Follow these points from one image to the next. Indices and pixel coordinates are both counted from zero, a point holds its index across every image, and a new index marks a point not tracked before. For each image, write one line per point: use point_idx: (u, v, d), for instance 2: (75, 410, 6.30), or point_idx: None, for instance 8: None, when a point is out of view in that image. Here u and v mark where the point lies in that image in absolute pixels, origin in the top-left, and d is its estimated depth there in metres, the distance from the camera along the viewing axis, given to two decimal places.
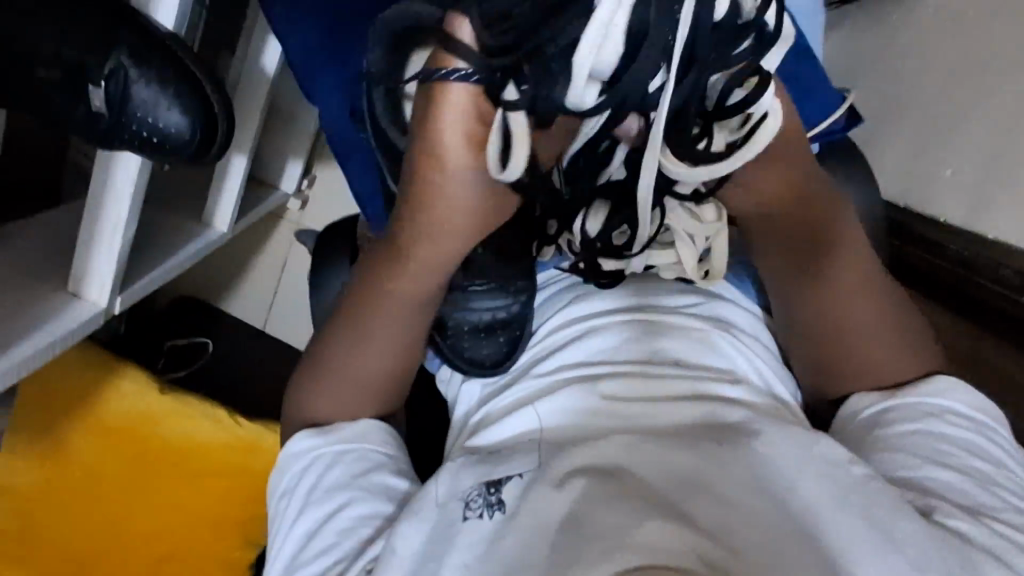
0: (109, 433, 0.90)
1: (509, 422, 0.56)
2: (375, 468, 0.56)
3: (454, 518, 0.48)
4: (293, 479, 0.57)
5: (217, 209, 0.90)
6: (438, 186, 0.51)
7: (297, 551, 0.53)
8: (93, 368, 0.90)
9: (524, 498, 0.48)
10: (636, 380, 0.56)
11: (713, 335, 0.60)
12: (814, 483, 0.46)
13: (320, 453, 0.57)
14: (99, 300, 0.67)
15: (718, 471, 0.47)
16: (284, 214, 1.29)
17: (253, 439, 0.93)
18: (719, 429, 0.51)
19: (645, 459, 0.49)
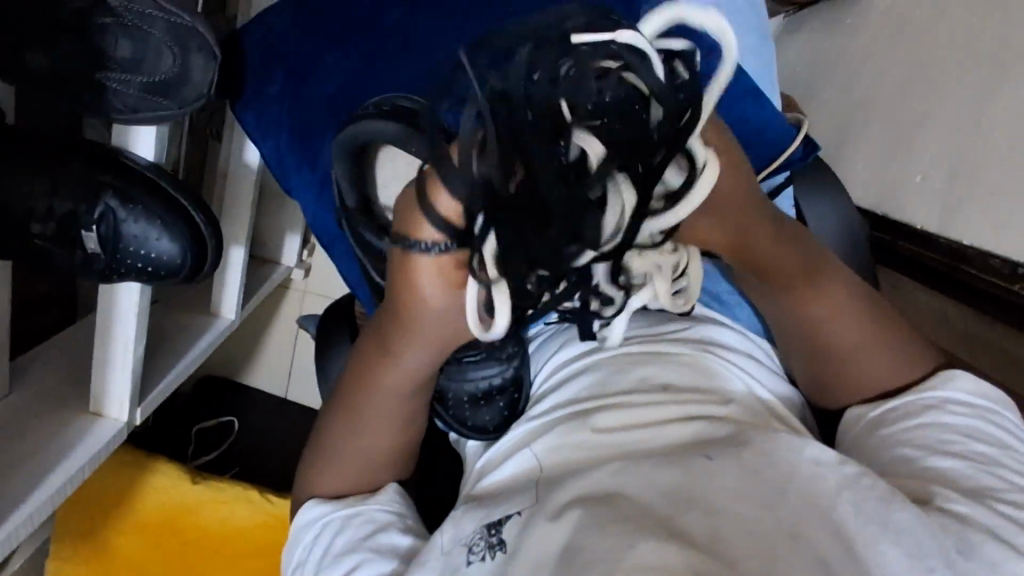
0: (149, 527, 0.94)
1: (510, 465, 0.59)
2: (381, 529, 0.59)
3: (459, 564, 0.51)
4: (308, 550, 0.61)
5: (222, 299, 0.96)
6: (419, 317, 0.50)
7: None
8: (127, 466, 0.94)
9: (521, 537, 0.50)
10: (626, 412, 0.58)
11: (698, 357, 0.63)
12: (806, 484, 0.48)
13: (328, 520, 0.61)
14: (119, 416, 0.72)
15: (705, 483, 0.49)
16: (289, 284, 1.36)
17: (285, 516, 0.97)
18: (706, 443, 0.54)
19: (638, 480, 0.51)
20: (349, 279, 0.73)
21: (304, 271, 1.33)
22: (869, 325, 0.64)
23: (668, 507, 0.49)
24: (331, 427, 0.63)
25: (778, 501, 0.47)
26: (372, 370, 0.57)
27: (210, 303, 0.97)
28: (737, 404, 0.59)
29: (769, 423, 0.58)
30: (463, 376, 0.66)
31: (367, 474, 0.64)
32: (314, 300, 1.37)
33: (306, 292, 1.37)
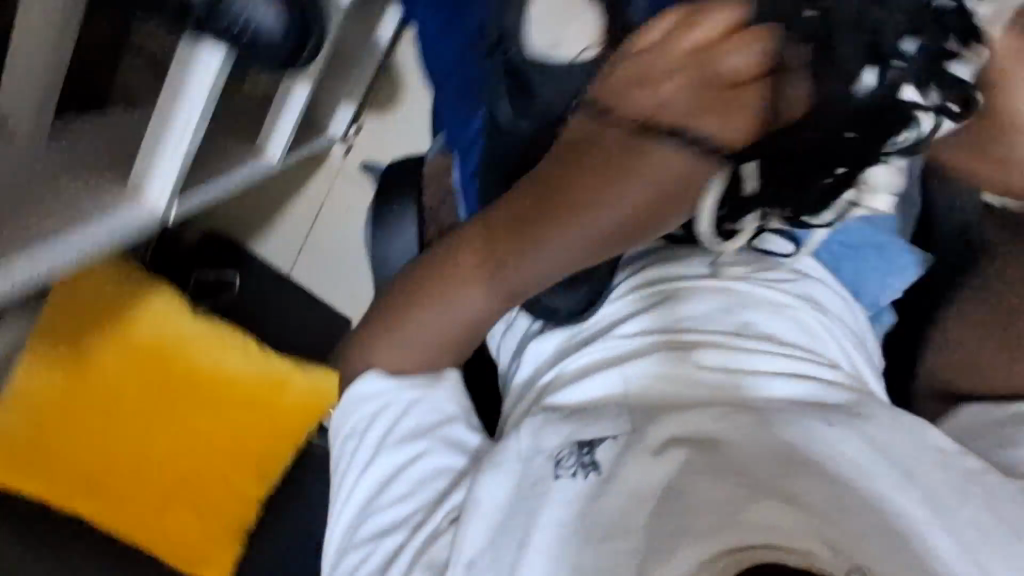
0: (135, 351, 0.89)
1: (594, 381, 0.60)
2: (445, 423, 0.64)
3: (547, 475, 0.52)
4: (366, 418, 0.65)
5: (272, 136, 0.88)
6: (641, 153, 0.52)
7: (373, 491, 0.61)
8: (126, 281, 0.90)
9: (619, 463, 0.51)
10: (729, 351, 0.60)
11: (801, 314, 0.64)
12: (904, 471, 0.49)
13: (391, 400, 0.65)
14: (157, 200, 0.75)
15: (820, 453, 0.50)
16: (325, 158, 1.23)
17: (279, 373, 0.91)
18: (817, 407, 0.55)
19: (743, 433, 0.52)
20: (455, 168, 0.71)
21: (345, 147, 1.21)
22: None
23: (787, 469, 0.48)
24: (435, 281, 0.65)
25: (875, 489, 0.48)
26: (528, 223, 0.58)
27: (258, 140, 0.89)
28: (835, 370, 0.60)
29: (862, 407, 0.55)
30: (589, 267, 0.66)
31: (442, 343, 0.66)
32: (344, 185, 1.25)
33: (340, 173, 1.24)
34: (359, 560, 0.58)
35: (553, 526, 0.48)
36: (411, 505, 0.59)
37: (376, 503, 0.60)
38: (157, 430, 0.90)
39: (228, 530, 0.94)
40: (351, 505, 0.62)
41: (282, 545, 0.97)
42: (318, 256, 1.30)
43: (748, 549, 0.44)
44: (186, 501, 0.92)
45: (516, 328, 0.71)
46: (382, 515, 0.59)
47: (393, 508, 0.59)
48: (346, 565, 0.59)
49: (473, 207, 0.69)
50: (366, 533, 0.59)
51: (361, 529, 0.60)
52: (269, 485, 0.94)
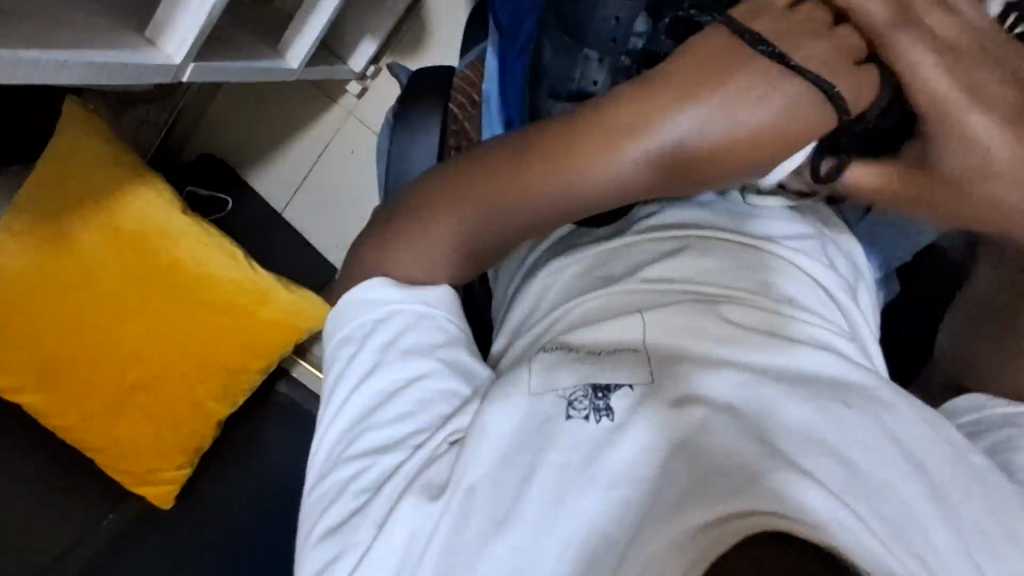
0: (120, 241, 0.86)
1: (607, 325, 0.51)
2: (452, 343, 0.55)
3: (557, 415, 0.46)
4: (366, 327, 0.55)
5: (293, 43, 0.85)
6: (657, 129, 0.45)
7: (366, 408, 0.53)
8: (116, 166, 0.88)
9: (635, 413, 0.45)
10: (765, 314, 0.50)
11: (834, 293, 0.54)
12: (941, 466, 0.43)
13: (399, 308, 0.55)
14: (173, 54, 0.62)
15: (844, 433, 0.42)
16: (338, 97, 1.19)
17: (263, 287, 0.89)
18: (829, 384, 0.46)
19: (765, 404, 0.44)
20: (490, 75, 0.67)
21: (361, 87, 1.16)
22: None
23: (801, 448, 0.41)
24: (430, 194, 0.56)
25: (884, 483, 0.40)
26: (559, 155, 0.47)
27: (280, 43, 0.86)
28: (854, 344, 0.51)
29: (879, 392, 0.46)
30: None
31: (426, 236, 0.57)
32: (352, 127, 1.20)
33: (350, 116, 1.19)
34: (349, 475, 0.51)
35: (555, 461, 0.44)
36: (411, 426, 0.51)
37: (372, 418, 0.52)
38: (125, 328, 0.86)
39: (188, 448, 0.91)
40: (344, 416, 0.53)
41: (265, 467, 1.02)
42: (314, 195, 1.25)
43: (759, 517, 0.36)
44: (146, 411, 0.89)
45: (515, 278, 0.64)
46: (380, 431, 0.51)
47: (387, 427, 0.51)
48: (336, 479, 0.51)
49: (499, 123, 0.67)
50: (357, 449, 0.51)
51: (352, 446, 0.52)
52: (231, 407, 0.91)
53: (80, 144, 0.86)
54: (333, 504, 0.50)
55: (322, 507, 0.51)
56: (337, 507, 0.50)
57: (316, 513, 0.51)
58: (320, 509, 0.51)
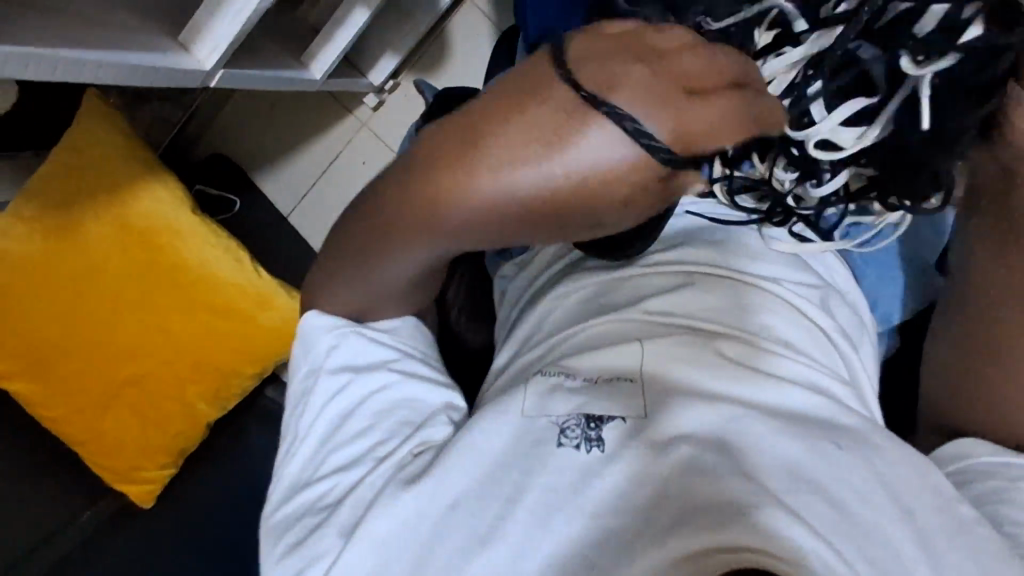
0: (125, 235, 0.86)
1: (602, 353, 0.50)
2: (405, 357, 0.56)
3: (549, 439, 0.45)
4: (321, 356, 0.55)
5: (318, 54, 0.87)
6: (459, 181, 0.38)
7: (330, 427, 0.53)
8: (130, 161, 0.88)
9: (627, 444, 0.44)
10: (754, 351, 0.48)
11: (834, 336, 0.53)
12: (925, 510, 0.42)
13: (348, 332, 0.55)
14: (205, 61, 0.63)
15: (830, 472, 0.41)
16: (353, 109, 1.20)
17: (265, 292, 0.89)
18: (821, 426, 0.44)
19: (755, 442, 0.42)
20: None
21: (378, 100, 1.18)
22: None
23: (789, 487, 0.40)
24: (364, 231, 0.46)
25: (876, 530, 0.39)
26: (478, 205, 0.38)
27: (305, 53, 0.87)
28: (849, 390, 0.49)
29: (872, 437, 0.45)
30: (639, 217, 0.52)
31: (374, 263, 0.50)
32: (365, 139, 1.21)
33: (364, 128, 1.20)
34: (313, 498, 0.50)
35: (546, 484, 0.43)
36: (371, 440, 0.51)
37: (338, 439, 0.52)
38: (120, 323, 0.86)
39: (172, 449, 0.90)
40: (308, 437, 0.53)
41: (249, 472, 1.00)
42: (321, 203, 1.25)
43: (738, 552, 0.36)
44: (134, 407, 0.88)
45: (521, 300, 0.63)
46: (342, 450, 0.51)
47: (349, 445, 0.51)
48: (302, 500, 0.51)
49: None
50: (323, 470, 0.51)
51: (318, 470, 0.52)
52: (220, 410, 0.90)
53: (97, 135, 0.87)
54: (300, 521, 0.50)
55: (287, 530, 0.50)
56: (306, 522, 0.50)
57: (280, 534, 0.51)
58: (285, 531, 0.50)
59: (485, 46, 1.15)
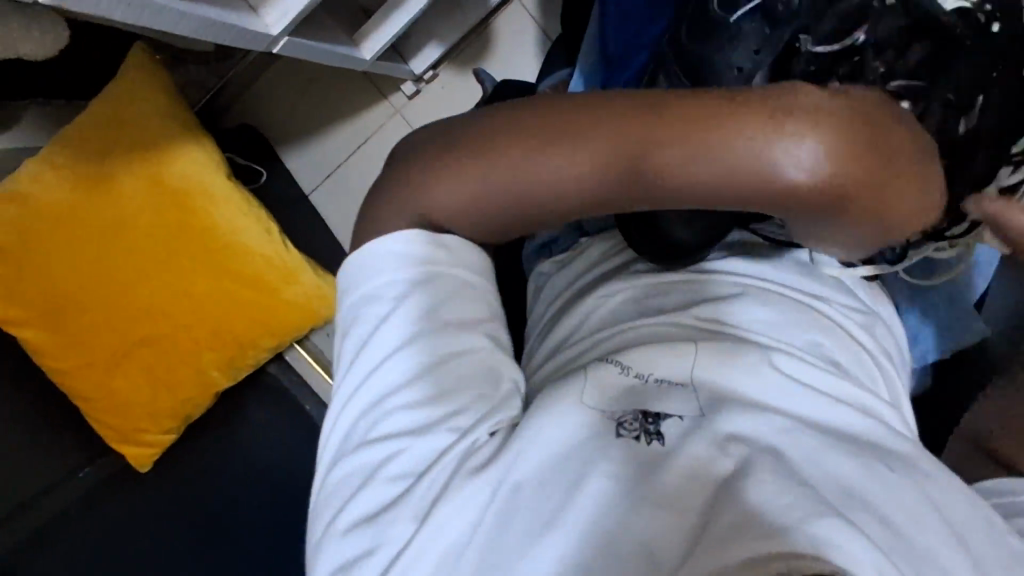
0: (156, 193, 0.85)
1: (659, 350, 0.49)
2: (488, 319, 0.54)
3: (606, 432, 0.46)
4: (397, 289, 0.51)
5: (372, 34, 0.86)
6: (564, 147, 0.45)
7: (397, 384, 0.49)
8: (170, 120, 0.87)
9: (688, 441, 0.44)
10: (813, 370, 0.48)
11: (878, 358, 0.53)
12: (976, 541, 0.42)
13: (435, 273, 0.51)
14: (272, 25, 0.63)
15: (882, 490, 0.41)
16: (389, 94, 1.19)
17: (292, 265, 0.88)
18: (871, 447, 0.45)
19: (808, 454, 0.43)
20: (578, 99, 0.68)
21: (415, 89, 1.17)
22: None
23: (845, 501, 0.40)
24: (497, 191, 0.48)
25: (925, 550, 0.39)
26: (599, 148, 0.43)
27: (358, 32, 0.87)
28: (897, 415, 0.50)
29: (921, 463, 0.45)
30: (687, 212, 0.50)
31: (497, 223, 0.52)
32: (397, 126, 1.20)
33: (397, 114, 1.20)
34: (373, 461, 0.48)
35: (607, 474, 0.43)
36: (448, 407, 0.49)
37: (400, 394, 0.49)
38: (143, 281, 0.85)
39: (178, 414, 0.89)
40: (370, 392, 0.50)
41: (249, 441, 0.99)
42: (343, 185, 1.23)
43: (799, 558, 0.35)
44: (146, 367, 0.87)
45: (560, 298, 0.62)
46: (410, 413, 0.48)
47: (421, 408, 0.48)
48: (361, 463, 0.48)
49: None
50: (384, 432, 0.48)
51: (377, 428, 0.49)
52: (232, 378, 0.90)
53: (138, 90, 0.86)
54: (361, 491, 0.48)
55: (347, 495, 0.48)
56: (368, 495, 0.47)
57: (340, 500, 0.49)
58: (344, 496, 0.49)
59: (530, 46, 1.15)
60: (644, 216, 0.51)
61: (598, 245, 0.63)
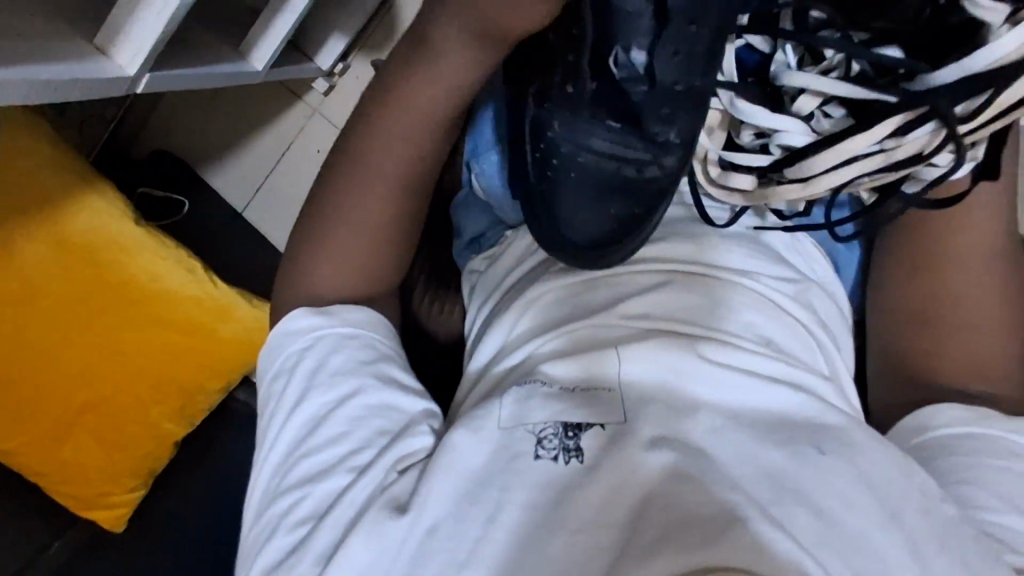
0: (64, 251, 0.80)
1: (578, 361, 0.47)
2: (381, 360, 0.53)
3: (525, 452, 0.42)
4: (292, 359, 0.53)
5: (259, 43, 0.77)
6: (437, 76, 0.56)
7: (303, 433, 0.49)
8: (65, 173, 0.82)
9: (608, 453, 0.41)
10: (737, 352, 0.47)
11: (813, 333, 0.52)
12: (914, 517, 0.40)
13: (322, 334, 0.54)
14: (129, 66, 0.60)
15: (810, 476, 0.40)
16: (303, 94, 1.07)
17: (223, 304, 0.83)
18: (802, 428, 0.43)
19: (733, 452, 0.41)
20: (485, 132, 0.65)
21: (328, 85, 1.04)
22: (996, 280, 0.57)
23: (773, 496, 0.38)
24: (326, 193, 0.60)
25: (855, 534, 0.38)
26: (381, 119, 0.58)
27: (243, 43, 0.78)
28: (829, 385, 0.48)
29: (854, 435, 0.43)
30: (590, 160, 0.55)
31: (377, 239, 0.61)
32: (317, 127, 1.08)
33: (315, 115, 1.07)
34: (280, 512, 0.47)
35: (524, 502, 0.40)
36: (345, 447, 0.47)
37: (303, 447, 0.48)
38: (69, 345, 0.80)
39: (140, 470, 0.85)
40: (274, 453, 0.49)
41: (213, 474, 0.92)
42: (274, 197, 1.13)
43: None
44: (92, 432, 0.83)
45: (491, 299, 0.60)
46: (312, 459, 0.47)
47: (324, 451, 0.47)
48: (271, 515, 0.47)
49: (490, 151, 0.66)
50: (291, 481, 0.47)
51: (286, 480, 0.48)
52: (188, 427, 0.86)
53: (23, 147, 0.80)
54: (271, 540, 0.46)
55: (259, 547, 0.46)
56: (275, 544, 0.45)
57: (253, 555, 0.47)
58: (258, 548, 0.46)
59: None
60: (542, 167, 0.57)
61: (521, 239, 0.62)
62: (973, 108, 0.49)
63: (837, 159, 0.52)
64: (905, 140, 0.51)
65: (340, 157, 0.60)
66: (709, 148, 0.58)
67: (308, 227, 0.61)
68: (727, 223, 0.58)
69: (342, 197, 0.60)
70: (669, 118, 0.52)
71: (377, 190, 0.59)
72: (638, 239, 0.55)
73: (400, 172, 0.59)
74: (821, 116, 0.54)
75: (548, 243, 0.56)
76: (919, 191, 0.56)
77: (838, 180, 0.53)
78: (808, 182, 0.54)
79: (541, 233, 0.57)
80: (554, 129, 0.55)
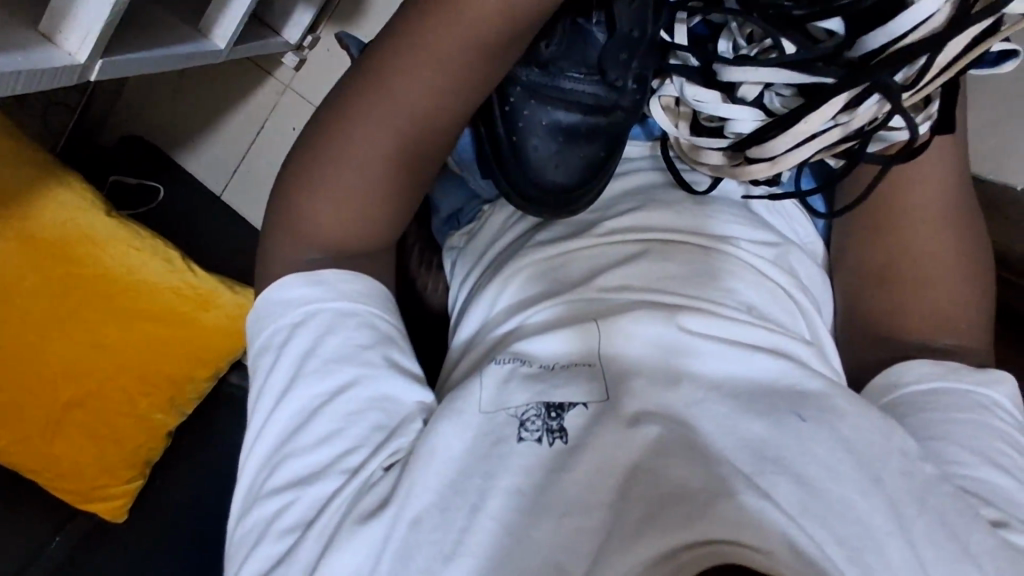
0: (36, 248, 0.79)
1: (557, 336, 0.47)
2: (382, 343, 0.50)
3: (508, 435, 0.42)
4: (283, 335, 0.51)
5: (218, 20, 0.74)
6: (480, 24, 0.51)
7: (294, 424, 0.47)
8: (33, 166, 0.80)
9: (590, 432, 0.41)
10: (717, 319, 0.46)
11: (794, 296, 0.52)
12: (896, 478, 0.40)
13: (314, 311, 0.51)
14: (80, 53, 0.58)
15: (795, 446, 0.39)
16: (273, 71, 1.04)
17: (205, 291, 0.83)
18: (788, 396, 0.43)
19: (718, 425, 0.40)
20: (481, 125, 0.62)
21: (297, 59, 1.01)
22: (958, 236, 0.57)
23: (756, 467, 0.38)
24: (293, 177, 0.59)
25: (840, 501, 0.37)
26: (400, 75, 0.53)
27: (202, 21, 0.75)
28: (812, 349, 0.48)
29: (835, 399, 0.43)
30: (543, 112, 0.59)
31: (374, 220, 0.56)
32: (290, 103, 1.05)
33: (288, 90, 1.04)
34: (267, 514, 0.45)
35: (508, 488, 0.40)
36: (337, 447, 0.45)
37: (292, 443, 0.47)
38: (51, 342, 0.79)
39: (135, 461, 0.85)
40: (261, 448, 0.48)
41: (208, 461, 0.92)
42: (251, 177, 1.10)
43: None
44: (83, 428, 0.82)
45: (471, 275, 0.59)
46: (303, 459, 0.46)
47: (311, 451, 0.46)
48: (257, 520, 0.46)
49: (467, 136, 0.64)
50: (277, 483, 0.46)
51: (272, 479, 0.46)
52: (178, 417, 0.86)
53: None
54: (257, 548, 0.45)
55: (247, 550, 0.46)
56: (262, 551, 0.44)
57: (242, 555, 0.46)
58: (247, 548, 0.46)
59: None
60: (509, 127, 0.59)
61: (497, 215, 0.62)
62: (911, 74, 0.52)
63: (796, 139, 0.54)
64: (855, 113, 0.53)
65: (328, 115, 0.55)
66: (679, 135, 0.60)
67: (280, 203, 0.57)
68: (709, 188, 0.58)
69: (328, 170, 0.54)
70: (625, 66, 0.58)
71: (374, 164, 0.54)
72: (598, 180, 0.58)
73: (408, 157, 0.54)
74: (773, 95, 0.57)
75: (515, 189, 0.57)
76: (876, 150, 0.57)
77: (804, 155, 0.55)
78: (776, 159, 0.55)
79: (508, 182, 0.58)
80: (515, 92, 0.59)
